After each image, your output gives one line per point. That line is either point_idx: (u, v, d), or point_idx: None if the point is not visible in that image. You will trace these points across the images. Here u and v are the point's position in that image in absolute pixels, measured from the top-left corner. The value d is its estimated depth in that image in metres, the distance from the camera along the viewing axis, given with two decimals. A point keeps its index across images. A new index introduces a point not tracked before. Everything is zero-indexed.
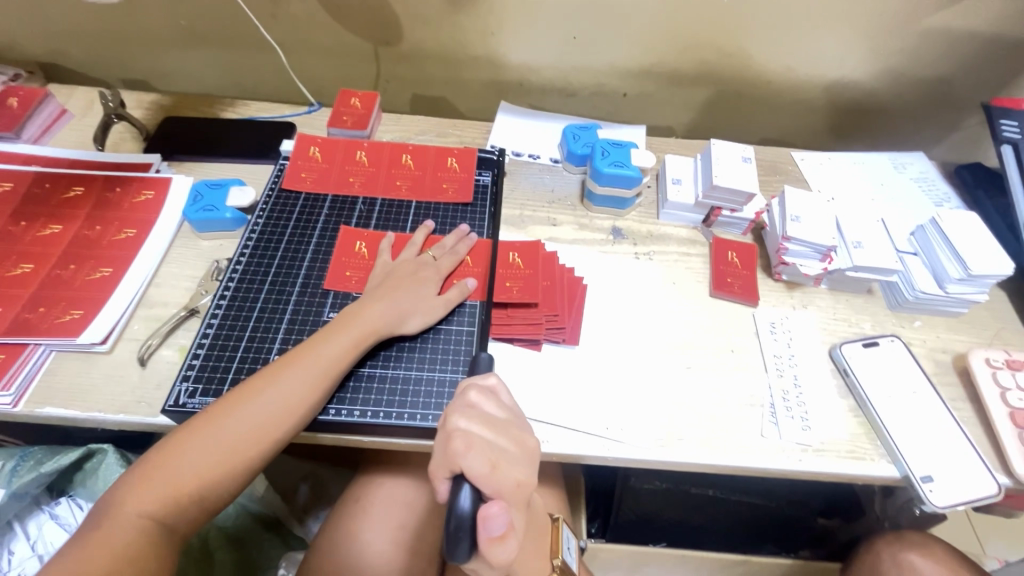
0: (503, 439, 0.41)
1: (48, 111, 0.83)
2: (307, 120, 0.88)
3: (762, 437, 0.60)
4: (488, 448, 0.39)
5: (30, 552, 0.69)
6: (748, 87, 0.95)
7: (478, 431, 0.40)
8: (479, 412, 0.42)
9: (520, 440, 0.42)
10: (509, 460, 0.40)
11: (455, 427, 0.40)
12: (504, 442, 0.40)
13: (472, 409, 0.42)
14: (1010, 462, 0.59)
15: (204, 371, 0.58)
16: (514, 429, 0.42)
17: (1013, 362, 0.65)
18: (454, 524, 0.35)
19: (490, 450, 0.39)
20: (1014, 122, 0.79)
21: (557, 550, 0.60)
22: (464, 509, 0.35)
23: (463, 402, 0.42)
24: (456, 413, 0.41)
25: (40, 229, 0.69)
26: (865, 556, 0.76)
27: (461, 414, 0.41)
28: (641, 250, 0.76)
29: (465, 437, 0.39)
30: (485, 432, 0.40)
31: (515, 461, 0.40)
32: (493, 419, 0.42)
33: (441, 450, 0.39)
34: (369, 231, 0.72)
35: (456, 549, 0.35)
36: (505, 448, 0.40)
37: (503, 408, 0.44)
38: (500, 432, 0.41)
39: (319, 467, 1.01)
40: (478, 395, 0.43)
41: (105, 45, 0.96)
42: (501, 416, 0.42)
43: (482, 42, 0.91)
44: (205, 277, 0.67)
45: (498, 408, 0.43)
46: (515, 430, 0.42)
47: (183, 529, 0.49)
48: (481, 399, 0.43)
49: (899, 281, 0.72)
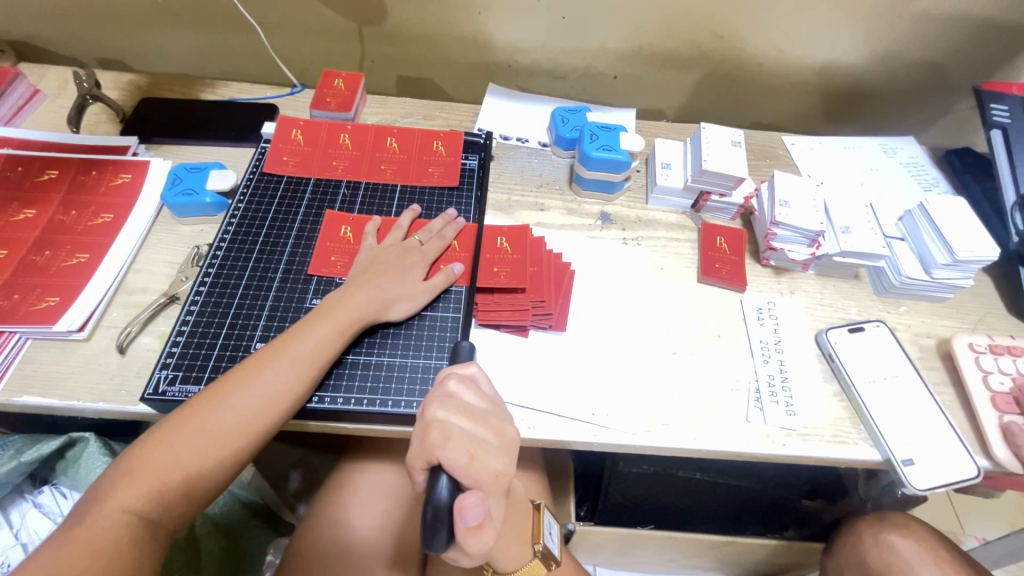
0: (482, 429, 0.40)
1: (19, 93, 0.81)
2: (289, 102, 0.86)
3: (748, 422, 0.60)
4: (467, 440, 0.39)
5: (13, 540, 0.67)
6: (739, 69, 0.94)
7: (456, 421, 0.39)
8: (459, 401, 0.41)
9: (501, 430, 0.41)
10: (488, 450, 0.39)
11: (434, 417, 0.40)
12: (484, 433, 0.40)
13: (451, 399, 0.41)
14: (989, 445, 0.60)
15: (184, 359, 0.57)
16: (495, 418, 0.42)
17: (996, 347, 0.66)
18: (430, 514, 0.35)
19: (469, 442, 0.39)
20: (1004, 106, 0.79)
21: (538, 534, 0.59)
22: (441, 499, 0.35)
23: (443, 391, 0.42)
24: (435, 403, 0.41)
25: (13, 214, 0.67)
26: (849, 537, 0.78)
27: (439, 404, 0.40)
28: (629, 235, 0.76)
29: (443, 428, 0.39)
30: (465, 423, 0.40)
31: (494, 451, 0.40)
32: (473, 409, 0.41)
33: (418, 441, 0.39)
34: (354, 215, 0.71)
35: (432, 538, 0.35)
36: (484, 438, 0.40)
37: (484, 396, 0.43)
38: (480, 422, 0.40)
39: (308, 453, 1.00)
40: (457, 383, 0.42)
41: (78, 24, 0.93)
42: (481, 406, 0.42)
43: (469, 21, 0.89)
44: (185, 263, 0.66)
45: (478, 398, 0.42)
46: (495, 420, 0.41)
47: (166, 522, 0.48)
48: (461, 388, 0.42)
49: (886, 266, 0.72)
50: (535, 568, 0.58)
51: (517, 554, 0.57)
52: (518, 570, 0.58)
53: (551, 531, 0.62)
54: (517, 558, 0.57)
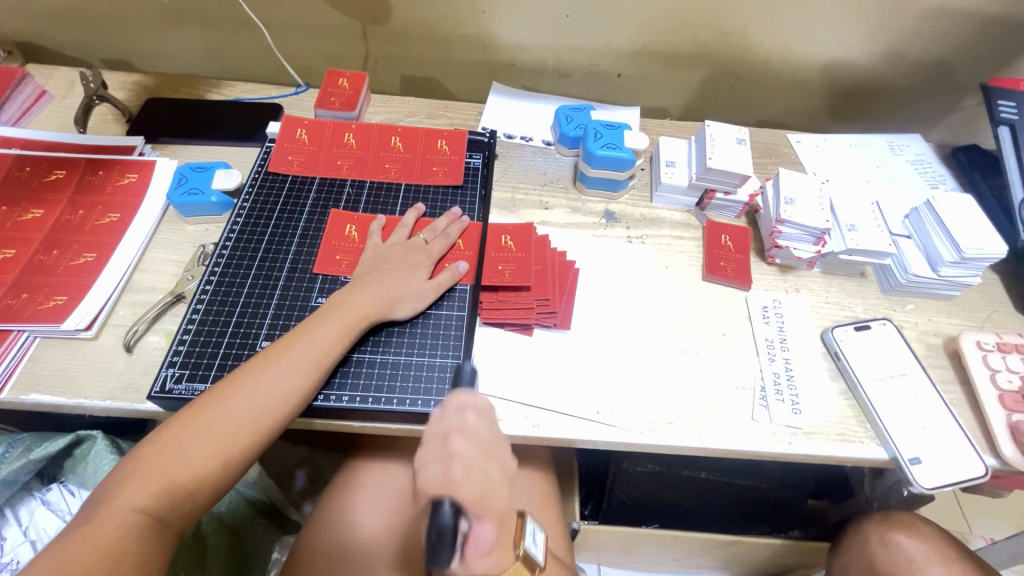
0: (493, 465, 0.40)
1: (26, 93, 0.82)
2: (294, 102, 0.87)
3: (753, 420, 0.60)
4: (481, 475, 0.38)
5: (22, 537, 0.69)
6: (743, 67, 0.94)
7: (470, 453, 0.39)
8: (473, 434, 0.41)
9: (503, 465, 0.42)
10: (497, 486, 0.40)
11: (448, 445, 0.39)
12: (494, 470, 0.40)
13: (465, 430, 0.41)
14: (997, 444, 0.59)
15: (190, 358, 0.58)
16: (498, 452, 0.42)
17: (1004, 345, 0.65)
18: (436, 536, 0.34)
19: (484, 477, 0.38)
20: (1012, 102, 0.78)
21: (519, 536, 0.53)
22: (448, 524, 0.35)
23: (457, 420, 0.41)
24: (452, 432, 0.40)
25: (22, 213, 0.68)
26: (855, 536, 0.78)
27: (455, 433, 0.40)
28: (634, 234, 0.76)
29: (458, 457, 0.38)
30: (479, 457, 0.39)
31: (499, 487, 0.40)
32: (484, 444, 0.41)
33: (433, 467, 0.38)
34: (359, 214, 0.71)
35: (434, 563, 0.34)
36: (493, 473, 0.40)
37: (488, 427, 0.43)
38: (489, 457, 0.40)
39: (313, 452, 1.01)
40: (470, 416, 0.43)
41: (85, 25, 0.94)
42: (488, 440, 0.42)
43: (472, 20, 0.89)
44: (191, 262, 0.67)
45: (487, 431, 0.42)
46: (499, 455, 0.42)
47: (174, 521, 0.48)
48: (472, 420, 0.42)
49: (892, 264, 0.72)
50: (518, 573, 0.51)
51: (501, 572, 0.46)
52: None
53: (535, 537, 0.56)
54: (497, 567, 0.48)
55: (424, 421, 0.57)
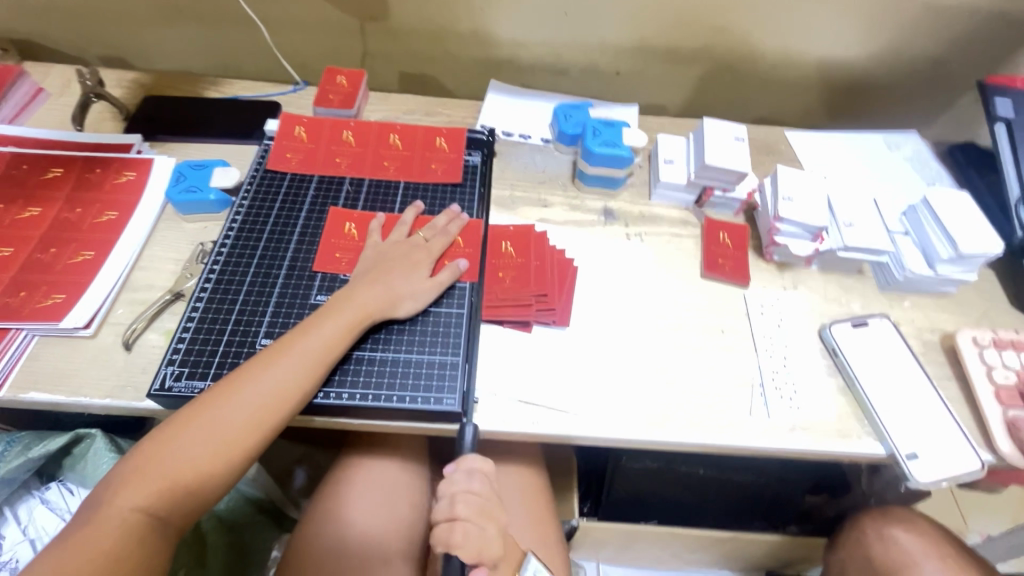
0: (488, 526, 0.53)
1: (22, 91, 0.81)
2: (292, 100, 0.86)
3: (751, 416, 0.60)
4: (478, 537, 0.52)
5: (22, 536, 0.68)
6: (741, 64, 0.94)
7: (472, 519, 0.52)
8: (474, 500, 0.53)
9: (498, 521, 0.54)
10: (491, 541, 0.53)
11: (455, 514, 0.52)
12: (491, 529, 0.53)
13: (470, 496, 0.53)
14: (993, 439, 0.60)
15: (190, 355, 0.58)
16: (494, 512, 0.54)
17: (999, 341, 0.66)
18: None
19: (480, 537, 0.52)
20: (1008, 100, 0.79)
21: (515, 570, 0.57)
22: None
23: (463, 487, 0.53)
24: (458, 499, 0.52)
25: (19, 212, 0.67)
26: (852, 531, 0.78)
27: (461, 504, 0.52)
28: (632, 231, 0.76)
29: (462, 525, 0.51)
30: (478, 521, 0.52)
31: (495, 541, 0.53)
32: (483, 507, 0.53)
33: (443, 532, 0.51)
34: (358, 212, 0.71)
35: None
36: (489, 531, 0.53)
37: (488, 486, 0.55)
38: (486, 519, 0.53)
39: (312, 449, 1.02)
40: (476, 481, 0.53)
41: (80, 21, 0.93)
42: (488, 502, 0.54)
43: (471, 17, 0.89)
44: (190, 260, 0.66)
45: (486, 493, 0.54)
46: (495, 513, 0.54)
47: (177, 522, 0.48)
48: (478, 484, 0.54)
49: (889, 261, 0.72)
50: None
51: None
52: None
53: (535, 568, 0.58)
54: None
55: (423, 419, 0.57)
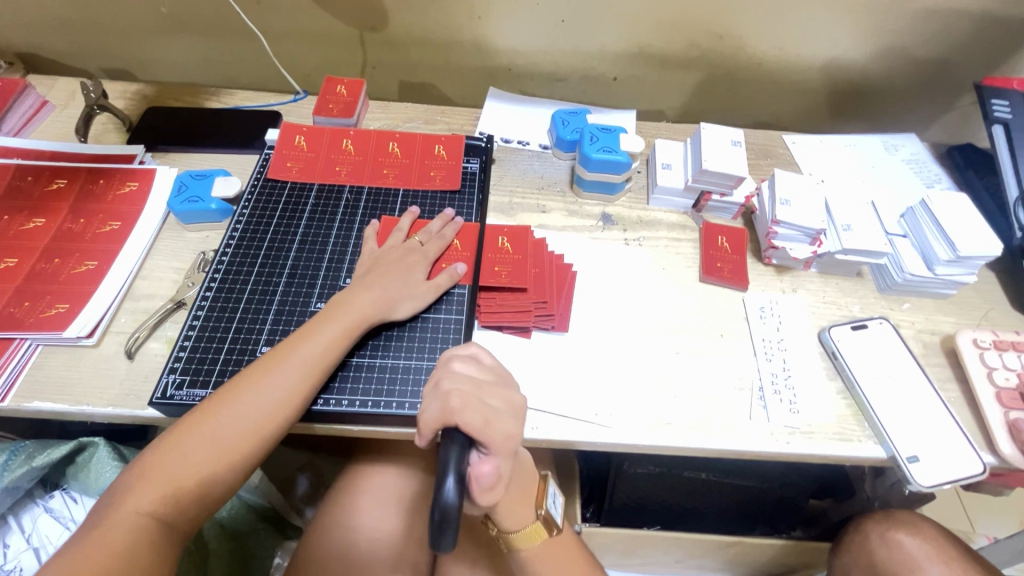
0: (491, 396, 0.45)
1: (27, 103, 0.82)
2: (292, 109, 0.87)
3: (751, 422, 0.60)
4: (481, 406, 0.44)
5: (26, 545, 0.68)
6: (738, 69, 0.94)
7: (467, 391, 0.45)
8: (462, 378, 0.46)
9: (506, 397, 0.47)
10: (513, 410, 0.47)
11: (447, 391, 0.44)
12: (493, 400, 0.45)
13: (458, 375, 0.46)
14: (995, 442, 0.59)
15: (191, 364, 0.58)
16: (499, 387, 0.47)
17: (1000, 343, 0.65)
18: (439, 516, 0.36)
19: (481, 405, 0.44)
20: (1006, 101, 0.79)
21: (541, 500, 0.59)
22: (449, 501, 0.37)
23: (448, 369, 0.47)
24: (443, 379, 0.46)
25: (24, 223, 0.68)
26: (856, 535, 0.78)
27: (449, 379, 0.45)
28: (631, 235, 0.76)
29: (460, 396, 0.44)
30: (475, 393, 0.45)
31: (505, 416, 0.45)
32: (478, 380, 0.46)
33: (437, 407, 0.43)
34: (383, 218, 0.71)
35: (442, 537, 0.37)
36: (495, 406, 0.45)
37: (481, 371, 0.48)
38: (487, 392, 0.46)
39: (316, 456, 1.02)
40: (462, 362, 0.48)
41: (85, 34, 0.95)
42: (485, 377, 0.47)
43: (469, 26, 0.90)
44: (191, 269, 0.67)
45: (485, 367, 0.49)
46: (499, 388, 0.47)
47: (182, 533, 0.48)
48: (464, 365, 0.48)
49: (888, 264, 0.72)
50: (536, 531, 0.59)
51: (515, 515, 0.57)
52: (519, 530, 0.58)
53: (555, 501, 0.61)
54: (516, 519, 0.57)
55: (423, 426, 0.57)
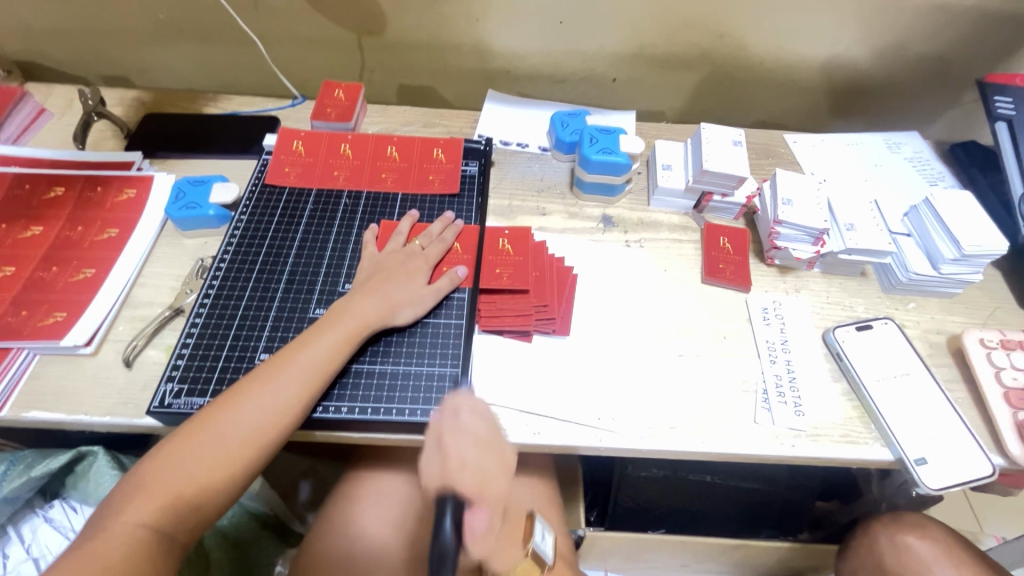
0: (490, 456, 0.45)
1: (26, 111, 0.82)
2: (290, 114, 0.87)
3: (756, 424, 0.60)
4: (478, 465, 0.43)
5: (25, 555, 0.68)
6: (738, 68, 0.94)
7: (467, 448, 0.45)
8: (463, 433, 0.46)
9: (501, 455, 0.47)
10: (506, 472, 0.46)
11: (448, 447, 0.44)
12: (490, 458, 0.45)
13: (458, 430, 0.47)
14: (1004, 443, 0.58)
15: (189, 372, 0.57)
16: (495, 445, 0.47)
17: (1008, 342, 0.65)
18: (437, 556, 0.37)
19: (479, 465, 0.44)
20: (1009, 98, 0.78)
21: (529, 536, 0.59)
22: (448, 542, 0.37)
23: (452, 422, 0.47)
24: (444, 435, 0.46)
25: (22, 231, 0.68)
26: (863, 539, 0.77)
27: (450, 435, 0.46)
28: (632, 237, 0.76)
29: (458, 454, 0.44)
30: (472, 451, 0.45)
31: (499, 474, 0.45)
32: (478, 438, 0.47)
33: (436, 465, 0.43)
34: (382, 222, 0.71)
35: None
36: (491, 463, 0.45)
37: (481, 426, 0.48)
38: (486, 449, 0.46)
39: (317, 462, 1.01)
40: (465, 416, 0.48)
41: (84, 42, 0.95)
42: (483, 434, 0.48)
43: (467, 29, 0.89)
44: (189, 276, 0.67)
45: (483, 423, 0.49)
46: (496, 446, 0.47)
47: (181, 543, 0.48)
48: (465, 419, 0.48)
49: (892, 263, 0.72)
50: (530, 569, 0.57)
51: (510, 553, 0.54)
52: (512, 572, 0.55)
53: (543, 539, 0.60)
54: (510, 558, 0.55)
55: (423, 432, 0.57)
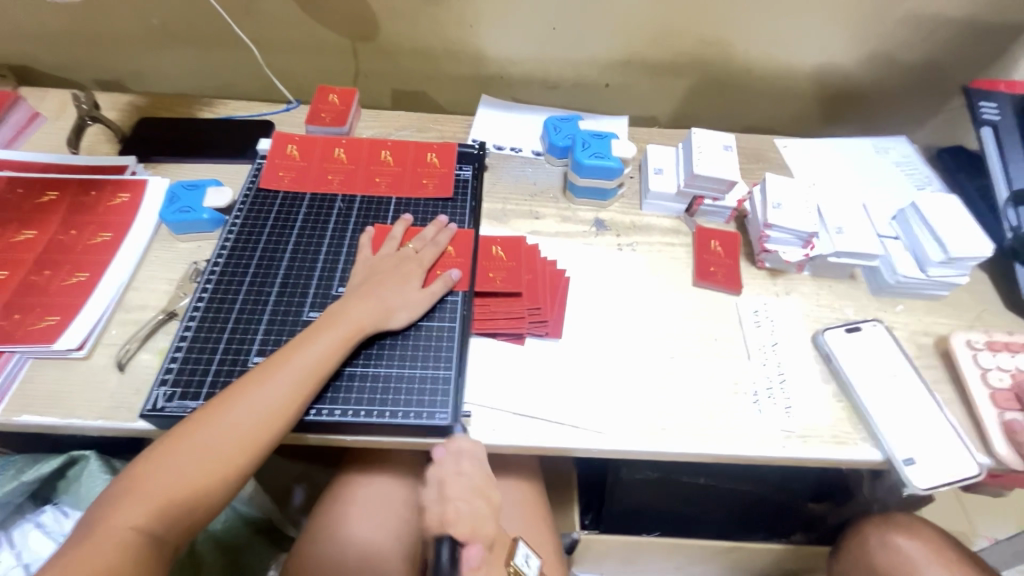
0: (482, 503, 0.49)
1: (20, 114, 0.83)
2: (284, 119, 0.87)
3: (747, 425, 0.60)
4: (471, 516, 0.47)
5: (14, 560, 0.68)
6: (728, 74, 0.95)
7: (463, 499, 0.48)
8: (463, 481, 0.50)
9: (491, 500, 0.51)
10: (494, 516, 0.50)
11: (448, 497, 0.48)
12: (483, 505, 0.49)
13: (458, 476, 0.50)
14: (990, 442, 0.59)
15: (182, 375, 0.58)
16: (488, 490, 0.51)
17: (994, 343, 0.66)
18: None
19: (473, 517, 0.47)
20: (993, 103, 0.80)
21: (510, 556, 0.54)
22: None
23: (453, 467, 0.50)
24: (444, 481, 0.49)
25: (15, 235, 0.68)
26: (854, 539, 0.77)
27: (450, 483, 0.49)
28: (624, 240, 0.76)
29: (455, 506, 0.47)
30: (468, 501, 0.48)
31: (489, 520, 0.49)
32: (475, 485, 0.50)
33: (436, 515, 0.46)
34: (376, 226, 0.71)
35: None
36: (484, 513, 0.49)
37: (478, 471, 0.52)
38: (479, 496, 0.50)
39: (311, 466, 1.01)
40: (465, 462, 0.51)
41: (78, 47, 0.95)
42: (479, 479, 0.51)
43: (461, 35, 0.90)
44: (183, 280, 0.67)
45: (480, 465, 0.52)
46: (489, 492, 0.51)
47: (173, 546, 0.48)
48: (465, 463, 0.51)
49: (880, 266, 0.73)
50: None
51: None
52: None
53: (528, 560, 0.55)
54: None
55: (416, 434, 0.57)
